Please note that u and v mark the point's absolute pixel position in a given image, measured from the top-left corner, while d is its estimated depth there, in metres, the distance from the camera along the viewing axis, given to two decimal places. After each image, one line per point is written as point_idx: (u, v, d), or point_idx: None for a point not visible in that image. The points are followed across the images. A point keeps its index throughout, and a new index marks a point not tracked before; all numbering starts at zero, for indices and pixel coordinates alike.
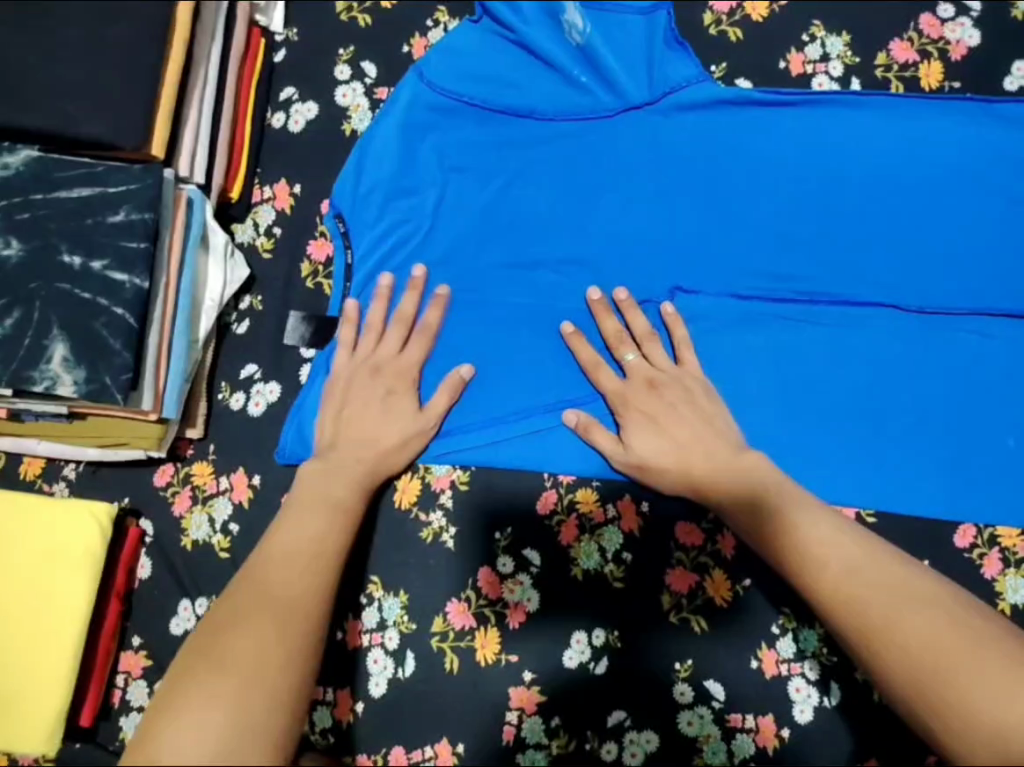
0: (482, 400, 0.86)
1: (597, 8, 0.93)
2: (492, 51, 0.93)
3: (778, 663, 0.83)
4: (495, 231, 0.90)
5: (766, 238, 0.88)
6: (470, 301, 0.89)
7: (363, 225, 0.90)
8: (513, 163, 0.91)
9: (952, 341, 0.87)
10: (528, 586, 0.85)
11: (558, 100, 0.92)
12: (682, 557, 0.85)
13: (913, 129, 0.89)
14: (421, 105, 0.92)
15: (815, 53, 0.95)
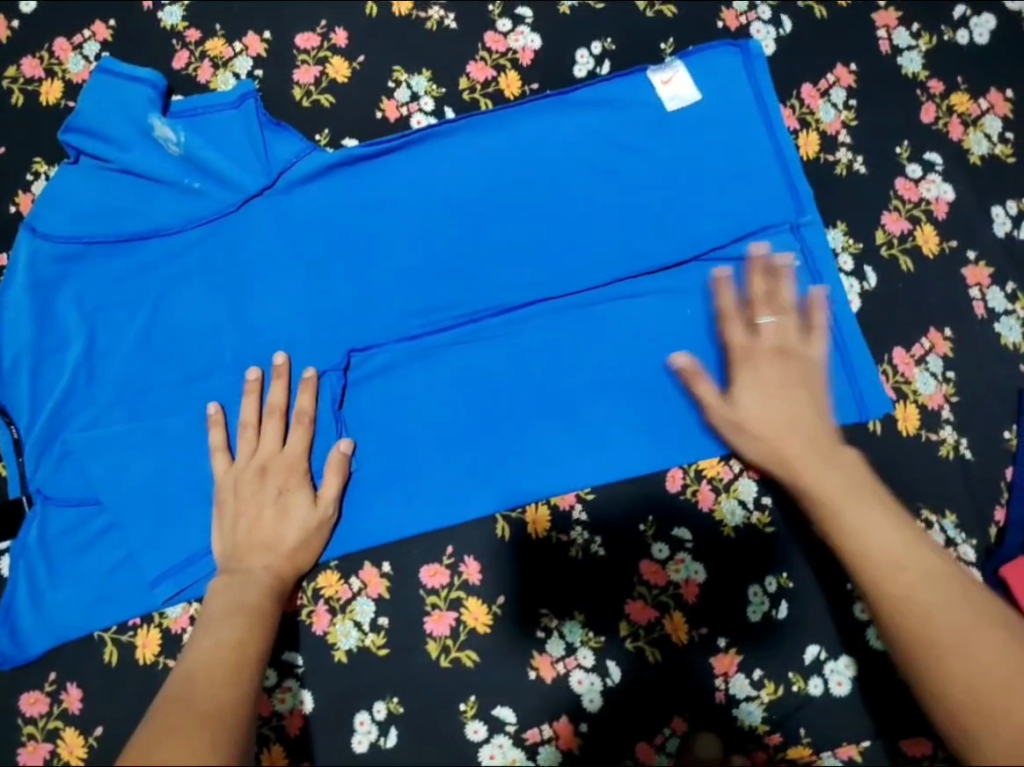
0: (192, 526, 0.86)
1: (187, 116, 0.94)
2: (101, 185, 0.92)
3: (554, 664, 0.85)
4: (157, 357, 0.90)
5: (416, 279, 0.91)
6: (152, 435, 0.87)
7: (20, 397, 0.88)
8: (154, 287, 0.91)
9: (610, 310, 0.90)
10: (299, 689, 0.84)
11: (179, 211, 0.92)
12: (436, 600, 0.86)
13: (510, 136, 0.93)
14: (42, 261, 0.90)
15: (405, 95, 0.98)
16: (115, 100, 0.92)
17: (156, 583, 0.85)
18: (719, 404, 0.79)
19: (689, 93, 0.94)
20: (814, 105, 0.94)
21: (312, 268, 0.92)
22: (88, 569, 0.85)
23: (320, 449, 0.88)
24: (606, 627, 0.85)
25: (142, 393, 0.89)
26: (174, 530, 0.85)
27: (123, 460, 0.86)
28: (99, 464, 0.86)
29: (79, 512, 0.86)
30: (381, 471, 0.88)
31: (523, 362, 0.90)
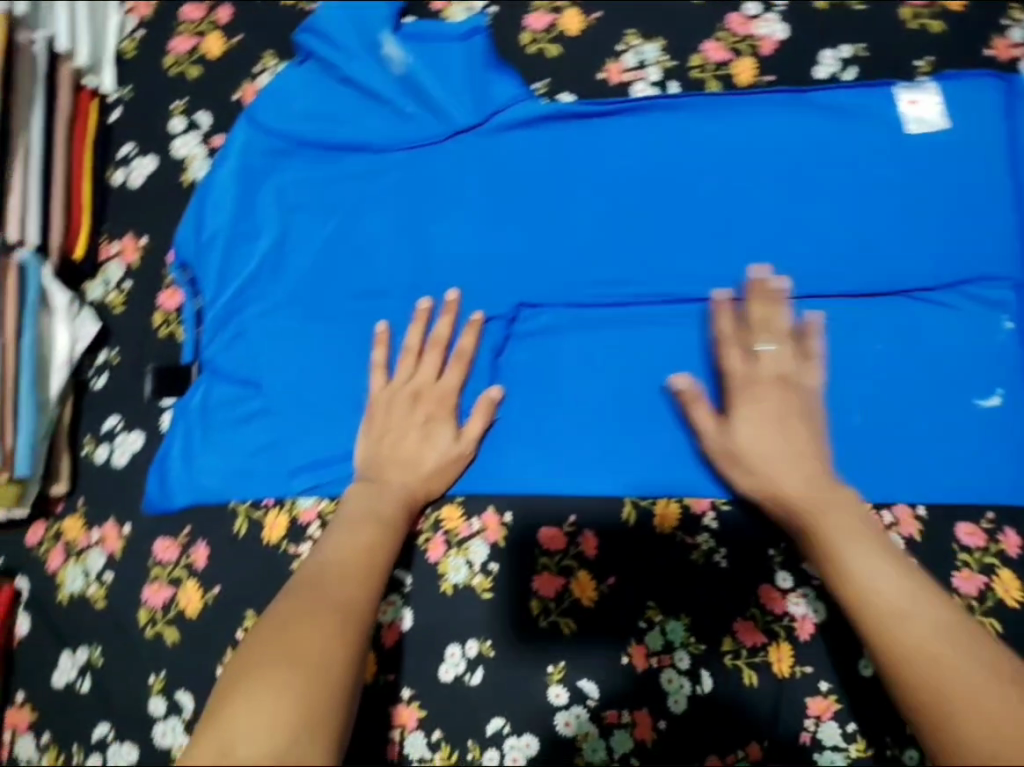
0: (340, 434, 0.89)
1: (417, 38, 0.93)
2: (322, 89, 0.93)
3: (648, 656, 0.85)
4: (340, 266, 0.91)
5: (605, 248, 0.90)
6: (322, 337, 0.91)
7: (209, 272, 0.91)
8: (351, 199, 0.92)
9: (795, 325, 0.86)
10: (401, 605, 0.87)
11: (389, 131, 0.92)
12: (547, 562, 0.87)
13: (735, 127, 0.90)
14: (254, 149, 0.92)
15: (632, 62, 0.93)
16: (356, 11, 0.94)
17: (297, 475, 0.89)
18: (719, 428, 0.81)
19: (937, 120, 0.88)
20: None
21: (505, 214, 0.91)
22: (239, 446, 0.89)
23: (472, 389, 0.89)
24: (708, 636, 0.84)
25: (318, 298, 0.91)
26: (323, 432, 0.89)
27: (292, 355, 0.90)
28: (271, 354, 0.90)
29: (241, 394, 0.90)
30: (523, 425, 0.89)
31: (693, 356, 0.88)
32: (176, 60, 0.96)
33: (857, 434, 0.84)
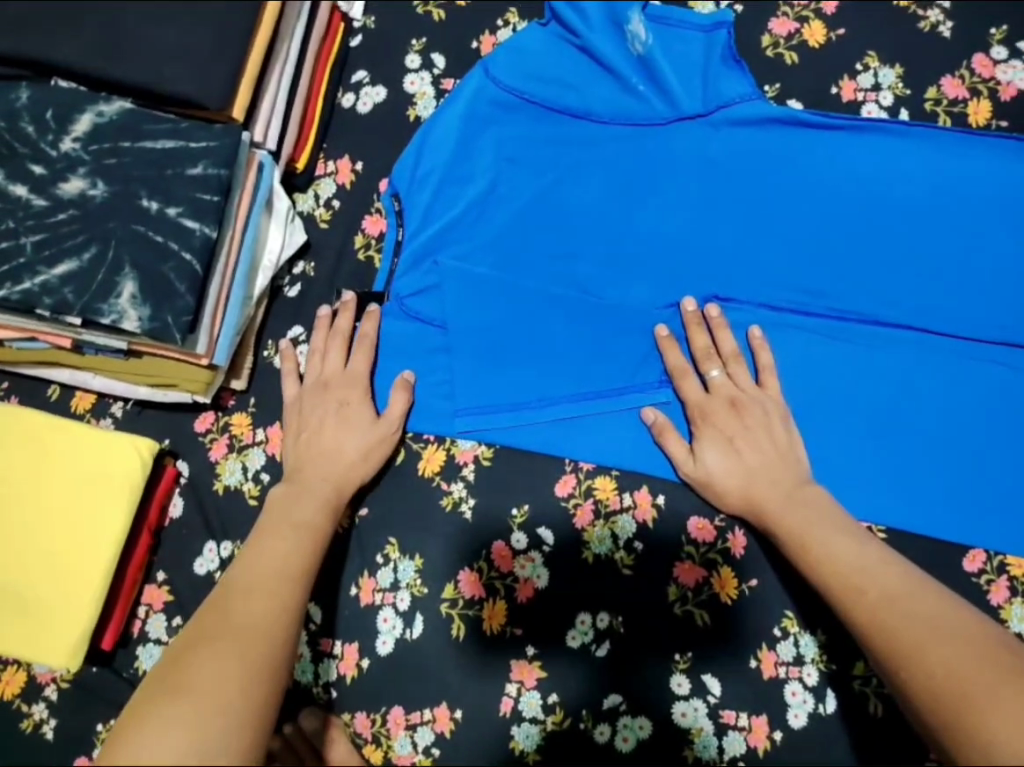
0: (513, 385, 0.91)
1: (660, 22, 0.97)
2: (559, 55, 0.98)
3: (776, 665, 0.85)
4: (543, 223, 0.95)
5: (805, 258, 0.91)
6: (510, 290, 0.93)
7: (416, 206, 0.95)
8: (564, 163, 0.96)
9: (977, 371, 0.88)
10: (539, 564, 0.88)
11: (614, 105, 0.97)
12: (692, 552, 0.87)
13: (961, 164, 0.90)
14: (483, 99, 0.97)
15: (867, 82, 0.95)
16: None
17: (464, 416, 0.91)
18: (693, 458, 0.86)
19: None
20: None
21: (711, 207, 0.94)
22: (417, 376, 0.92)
23: (646, 372, 0.91)
24: (841, 658, 0.84)
25: (514, 250, 0.95)
26: (497, 380, 0.91)
27: (480, 298, 0.92)
28: (459, 292, 0.92)
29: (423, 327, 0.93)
30: (676, 416, 0.90)
31: (873, 379, 0.89)
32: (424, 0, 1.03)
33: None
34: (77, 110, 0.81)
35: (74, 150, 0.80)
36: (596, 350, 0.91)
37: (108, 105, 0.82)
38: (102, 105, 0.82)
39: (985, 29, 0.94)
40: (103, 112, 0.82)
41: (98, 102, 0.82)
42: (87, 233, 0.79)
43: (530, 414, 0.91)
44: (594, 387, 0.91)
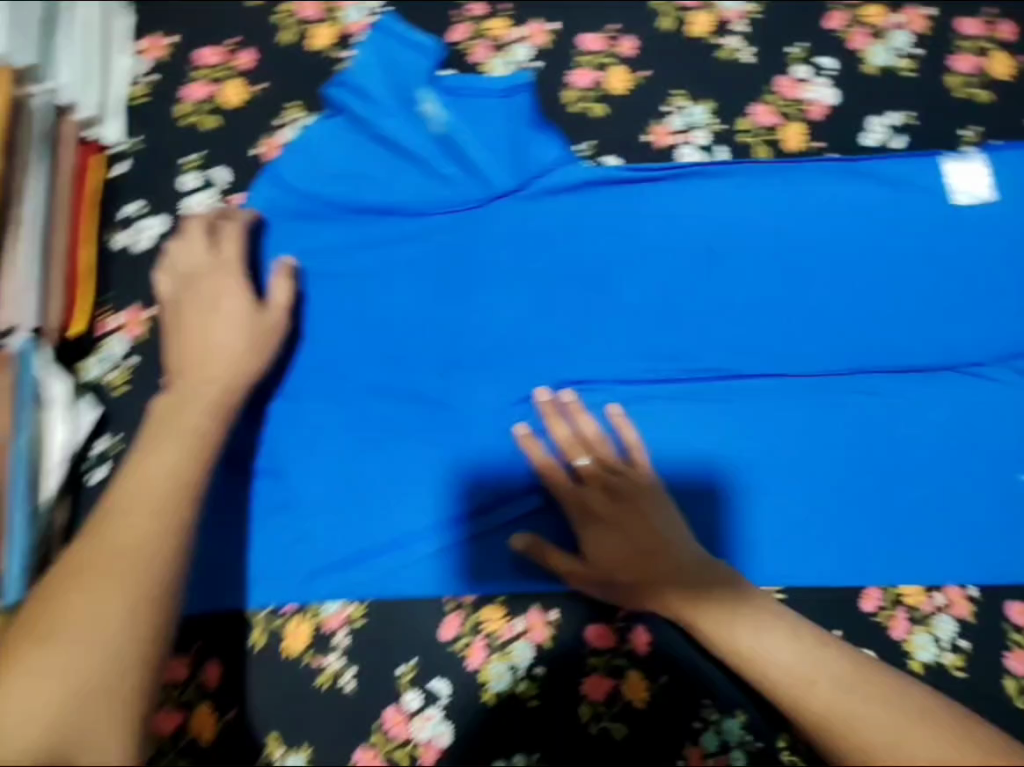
0: (378, 533, 0.84)
1: (452, 93, 0.87)
2: (350, 146, 0.88)
3: (704, 758, 0.81)
4: (371, 340, 0.87)
5: (652, 324, 0.87)
6: (348, 422, 0.86)
7: None
8: (378, 266, 0.87)
9: (843, 407, 0.85)
10: (439, 720, 0.81)
11: (421, 193, 0.87)
12: (597, 663, 0.82)
13: (788, 196, 0.87)
14: (277, 213, 0.87)
15: (679, 123, 0.89)
16: (387, 57, 0.87)
17: (329, 581, 0.83)
18: (577, 561, 0.80)
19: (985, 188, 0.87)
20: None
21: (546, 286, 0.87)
22: (269, 539, 0.84)
23: (511, 480, 0.84)
24: (765, 734, 0.81)
25: (347, 382, 0.86)
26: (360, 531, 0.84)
27: (324, 445, 0.85)
28: (300, 442, 0.86)
29: (271, 491, 0.85)
30: (551, 518, 0.84)
31: (744, 438, 0.85)
32: (188, 108, 0.90)
33: (908, 507, 0.84)
34: None
35: None
36: (457, 474, 0.85)
37: None
38: None
39: (781, 49, 0.90)
40: None
41: None
42: None
43: (397, 554, 0.84)
44: (464, 515, 0.84)
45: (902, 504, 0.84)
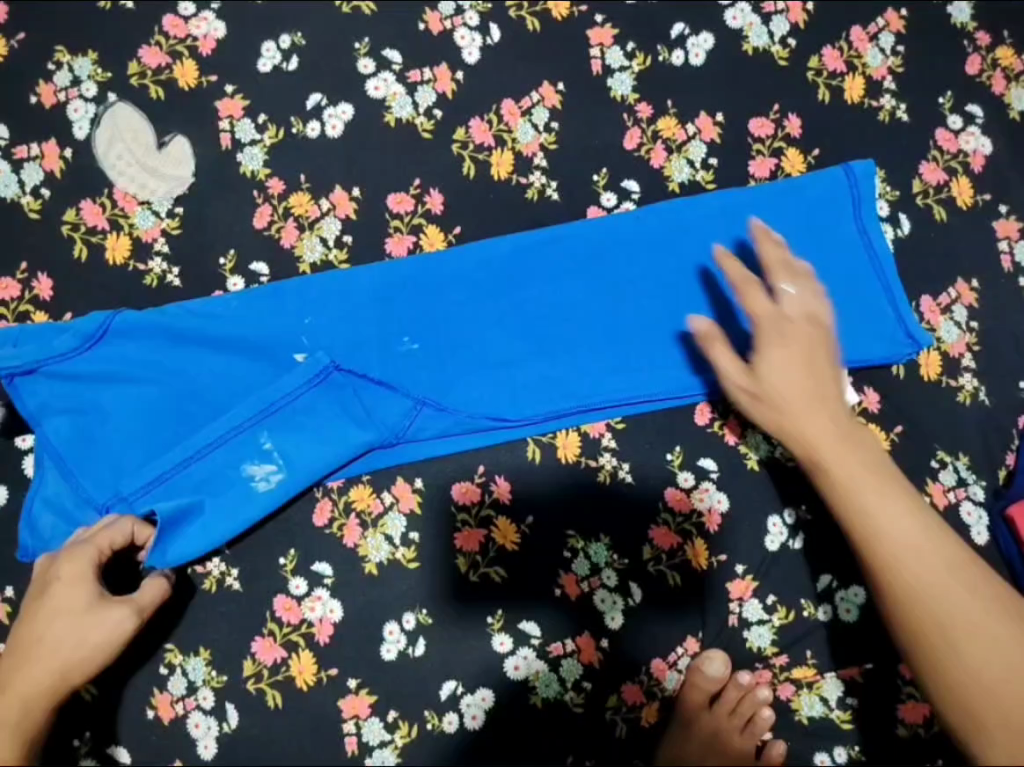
0: (217, 475, 0.83)
1: (295, 420, 0.85)
2: (149, 380, 0.85)
3: (579, 583, 0.88)
4: (177, 362, 0.85)
5: (465, 203, 0.92)
6: (174, 385, 0.85)
7: (41, 357, 0.83)
8: (164, 368, 0.85)
9: (646, 259, 0.90)
10: (329, 598, 0.85)
11: (221, 460, 0.84)
12: (467, 517, 0.87)
13: (562, 298, 0.89)
14: (86, 381, 0.84)
15: (450, 8, 0.95)
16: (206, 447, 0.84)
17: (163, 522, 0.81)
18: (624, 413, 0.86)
19: (697, 58, 0.95)
20: (773, 132, 0.94)
21: (343, 191, 0.91)
22: (114, 487, 0.83)
23: (351, 388, 0.87)
24: (630, 551, 0.88)
25: (158, 348, 0.85)
26: (197, 474, 0.83)
27: (157, 400, 0.85)
28: (127, 397, 0.85)
29: (104, 436, 0.84)
30: (393, 401, 0.87)
31: (567, 331, 0.89)
32: None
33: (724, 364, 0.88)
34: None
35: None
36: (299, 412, 0.86)
37: None
38: None
39: None
40: None
41: None
42: None
43: (247, 479, 0.84)
44: (306, 448, 0.85)
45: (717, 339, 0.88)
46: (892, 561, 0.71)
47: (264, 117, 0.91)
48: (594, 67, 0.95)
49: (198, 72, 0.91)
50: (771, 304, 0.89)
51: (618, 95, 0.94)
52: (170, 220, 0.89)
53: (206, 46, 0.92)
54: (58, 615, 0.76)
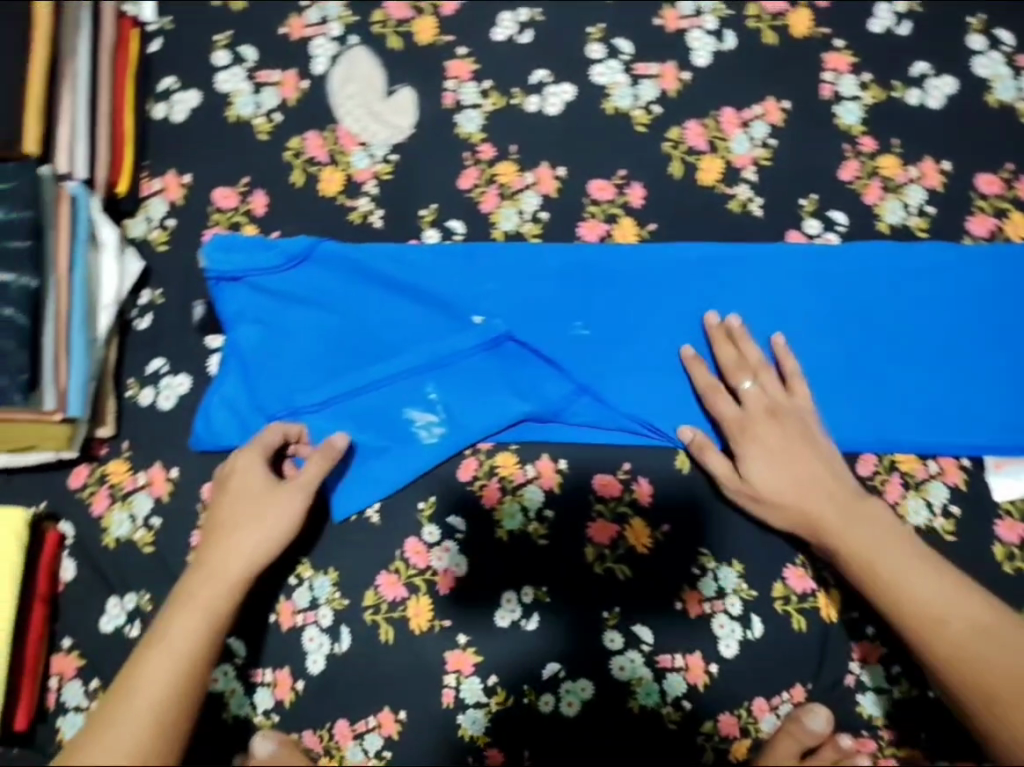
0: (383, 413, 0.88)
1: (464, 378, 0.88)
2: (338, 309, 0.88)
3: (701, 601, 0.86)
4: (366, 298, 0.89)
5: (665, 204, 0.89)
6: (358, 319, 0.88)
7: (245, 266, 0.87)
8: (352, 301, 0.89)
9: (839, 296, 0.87)
10: (456, 552, 0.87)
11: (389, 399, 0.88)
12: (603, 509, 0.87)
13: (747, 317, 0.87)
14: (280, 297, 0.88)
15: (689, 8, 0.91)
16: (379, 384, 0.88)
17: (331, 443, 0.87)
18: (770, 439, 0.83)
19: (935, 102, 0.89)
20: (1000, 192, 0.88)
21: (548, 168, 0.90)
22: (287, 401, 0.87)
23: (520, 359, 0.88)
24: (759, 582, 0.86)
25: (350, 281, 0.89)
26: (366, 407, 0.88)
27: (339, 330, 0.88)
28: (313, 320, 0.88)
29: (286, 352, 0.88)
30: (558, 379, 0.87)
31: None
32: None
33: (896, 419, 0.86)
34: None
35: None
36: (467, 372, 0.88)
37: None
38: None
39: None
40: None
41: None
42: None
43: (410, 422, 0.88)
44: (469, 407, 0.88)
45: (894, 393, 0.86)
46: (895, 591, 0.77)
47: (489, 84, 0.91)
48: (825, 91, 0.89)
49: (435, 30, 0.92)
50: (958, 369, 0.85)
51: (842, 124, 0.89)
52: (383, 165, 0.90)
53: (448, 6, 0.92)
54: (238, 497, 0.80)
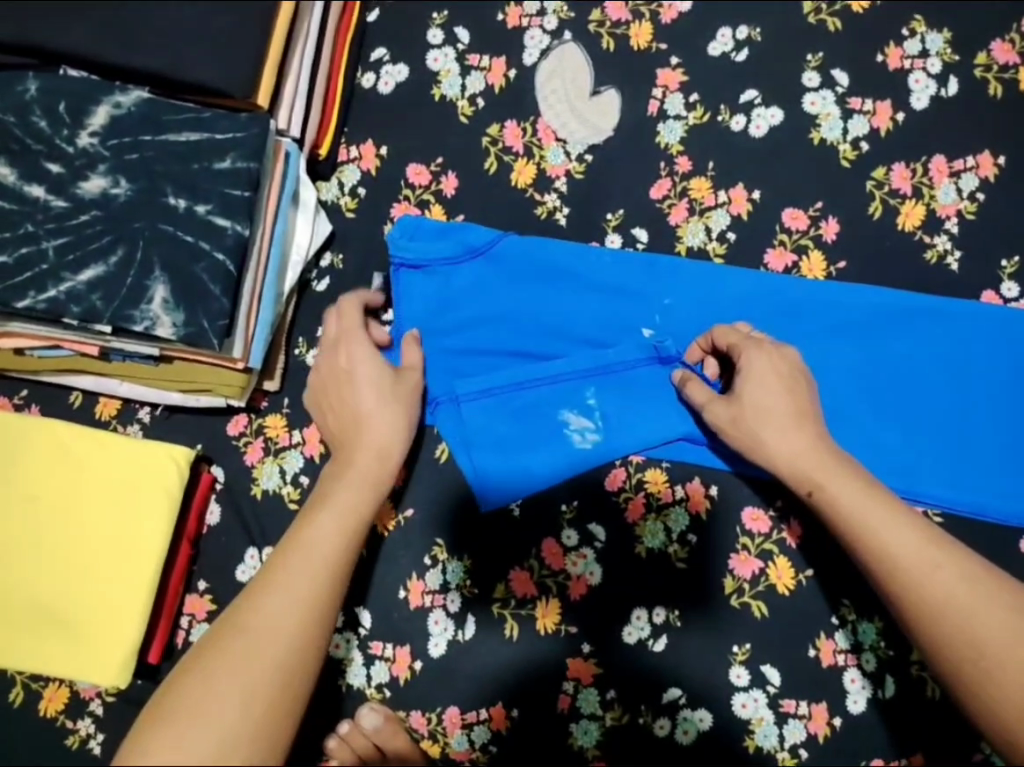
0: (541, 411, 0.86)
1: (626, 388, 0.86)
2: (509, 301, 0.88)
3: (835, 653, 0.84)
4: (538, 294, 0.88)
5: (863, 243, 0.88)
6: (527, 313, 0.88)
7: (428, 249, 0.87)
8: (523, 295, 0.88)
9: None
10: (592, 560, 0.86)
11: (549, 398, 0.86)
12: (747, 543, 0.85)
13: (923, 372, 0.86)
14: (454, 282, 0.88)
15: (914, 49, 0.91)
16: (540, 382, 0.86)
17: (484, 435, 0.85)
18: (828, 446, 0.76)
19: None
20: None
21: (743, 189, 0.89)
22: (449, 386, 0.86)
23: None
24: (899, 644, 0.84)
25: (524, 275, 0.88)
26: (524, 403, 0.86)
27: (507, 323, 0.88)
28: (476, 310, 0.88)
29: (454, 337, 0.87)
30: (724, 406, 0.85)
31: (916, 405, 0.85)
32: None
33: None
34: (93, 101, 0.76)
35: (92, 146, 0.75)
36: (626, 380, 0.86)
37: (125, 95, 0.76)
38: (118, 95, 0.76)
39: None
40: (120, 103, 0.76)
41: (114, 92, 0.76)
42: (111, 235, 0.74)
43: (565, 424, 0.85)
44: (628, 418, 0.85)
45: None
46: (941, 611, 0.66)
47: (696, 97, 0.91)
48: None
49: (651, 36, 0.93)
50: None
51: None
52: (577, 164, 0.91)
53: (668, 15, 0.93)
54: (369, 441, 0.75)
